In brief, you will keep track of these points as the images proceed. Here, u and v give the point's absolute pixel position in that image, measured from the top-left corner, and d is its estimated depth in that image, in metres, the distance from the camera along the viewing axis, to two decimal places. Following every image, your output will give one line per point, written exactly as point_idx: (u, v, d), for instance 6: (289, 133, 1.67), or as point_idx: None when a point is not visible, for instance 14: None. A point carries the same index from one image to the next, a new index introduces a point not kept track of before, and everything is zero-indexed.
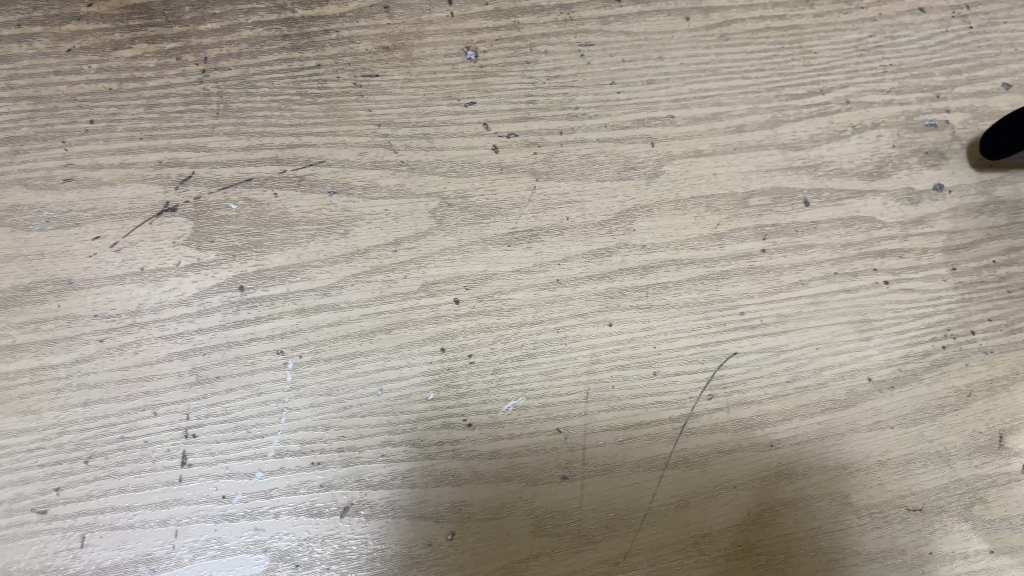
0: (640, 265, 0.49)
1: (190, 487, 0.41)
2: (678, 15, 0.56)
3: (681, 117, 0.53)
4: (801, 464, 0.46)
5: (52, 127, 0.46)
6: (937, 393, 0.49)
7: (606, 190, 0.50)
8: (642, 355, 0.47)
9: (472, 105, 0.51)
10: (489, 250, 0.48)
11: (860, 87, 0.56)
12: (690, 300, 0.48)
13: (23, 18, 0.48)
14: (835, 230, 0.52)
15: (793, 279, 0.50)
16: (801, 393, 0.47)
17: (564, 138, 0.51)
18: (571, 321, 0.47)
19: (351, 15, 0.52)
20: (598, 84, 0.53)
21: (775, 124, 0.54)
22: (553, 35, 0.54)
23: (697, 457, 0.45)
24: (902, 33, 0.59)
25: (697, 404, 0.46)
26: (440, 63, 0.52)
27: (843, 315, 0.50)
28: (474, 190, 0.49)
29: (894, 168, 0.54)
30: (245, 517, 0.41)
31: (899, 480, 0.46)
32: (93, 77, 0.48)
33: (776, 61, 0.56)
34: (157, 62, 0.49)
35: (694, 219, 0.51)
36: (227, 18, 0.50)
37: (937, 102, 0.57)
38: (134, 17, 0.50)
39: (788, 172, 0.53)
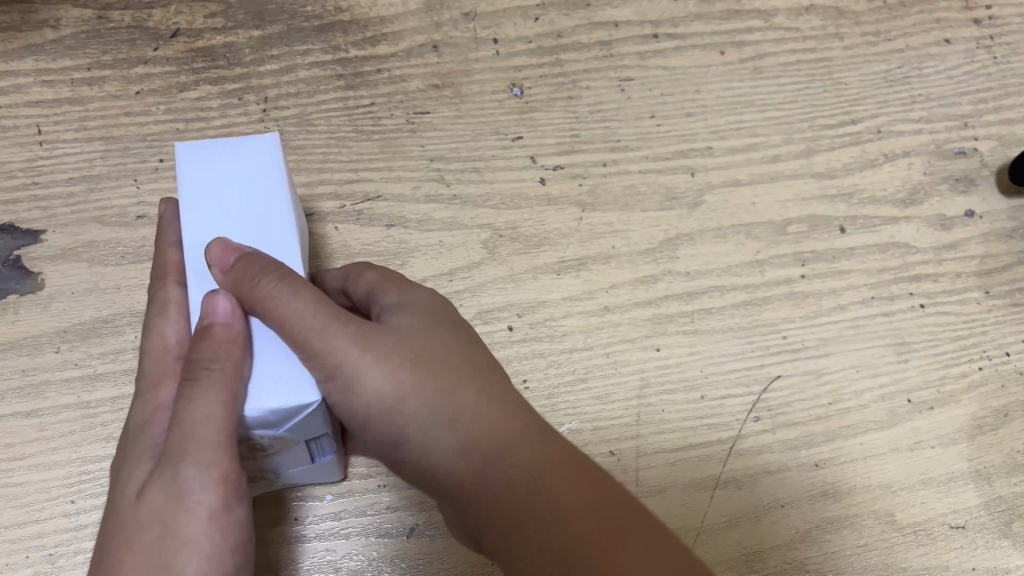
0: (685, 292, 0.51)
1: (264, 509, 0.42)
2: (713, 50, 0.58)
3: (719, 148, 0.55)
4: (845, 483, 0.48)
5: (124, 165, 0.48)
6: (974, 413, 0.50)
7: (649, 220, 0.52)
8: (690, 378, 0.48)
9: (519, 139, 0.53)
10: (541, 279, 0.50)
11: (889, 117, 0.58)
12: (734, 325, 0.50)
13: (93, 62, 0.51)
14: (871, 256, 0.54)
15: (832, 304, 0.52)
16: (844, 415, 0.49)
17: (607, 170, 0.54)
18: (620, 346, 0.49)
19: (401, 55, 0.55)
20: (639, 117, 0.55)
21: (810, 154, 0.56)
22: (594, 71, 0.56)
23: (745, 477, 0.47)
24: (928, 63, 0.61)
25: (743, 426, 0.48)
26: (488, 99, 0.54)
27: (881, 338, 0.51)
28: (523, 221, 0.51)
29: (926, 195, 0.56)
30: (317, 538, 0.42)
31: (940, 498, 0.48)
32: (161, 117, 0.50)
33: (808, 93, 0.58)
34: (221, 102, 0.51)
35: (735, 246, 0.53)
36: (285, 60, 0.53)
37: (964, 130, 0.59)
38: (198, 60, 0.52)
39: (823, 200, 0.55)
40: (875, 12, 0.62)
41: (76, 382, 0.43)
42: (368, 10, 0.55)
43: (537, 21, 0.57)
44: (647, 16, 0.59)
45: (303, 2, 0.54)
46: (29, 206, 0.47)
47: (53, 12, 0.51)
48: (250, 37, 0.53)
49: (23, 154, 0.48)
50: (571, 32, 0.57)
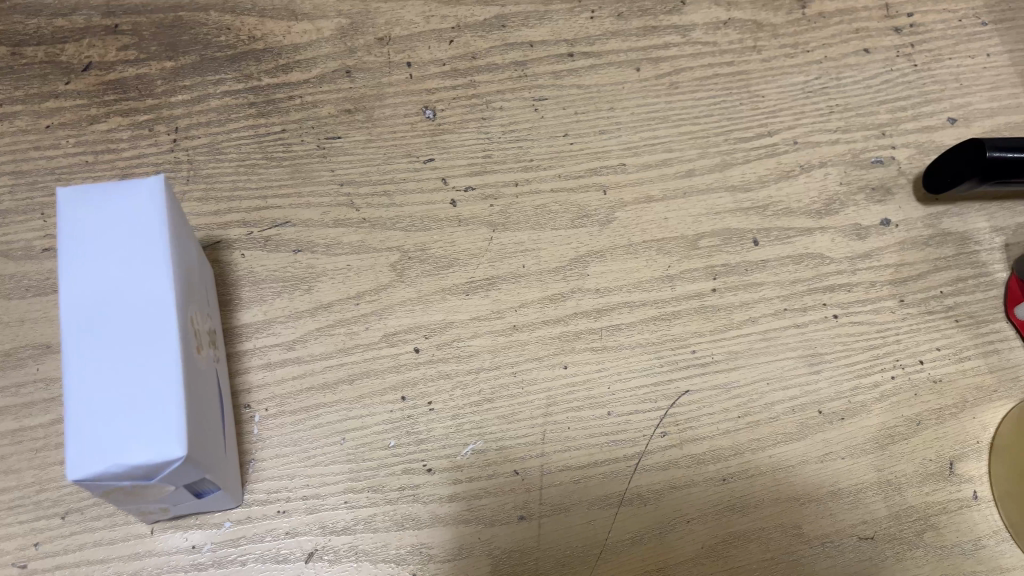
0: (595, 308, 0.51)
1: (162, 538, 0.43)
2: (629, 66, 0.59)
3: (632, 164, 0.56)
4: (753, 497, 0.47)
5: (32, 200, 0.49)
6: (886, 422, 0.50)
7: (560, 238, 0.53)
8: (597, 396, 0.49)
9: (430, 161, 0.54)
10: (449, 299, 0.50)
11: (806, 128, 0.59)
12: (643, 340, 0.50)
13: (5, 98, 0.52)
14: (784, 268, 0.54)
15: (744, 316, 0.52)
16: (753, 428, 0.49)
17: (518, 190, 0.54)
18: (527, 365, 0.49)
19: (314, 81, 0.55)
20: (552, 136, 0.56)
21: (724, 167, 0.57)
22: (508, 91, 0.57)
23: (651, 493, 0.47)
24: (848, 73, 0.61)
25: (650, 442, 0.48)
26: (400, 123, 0.55)
27: (793, 350, 0.51)
28: (433, 243, 0.52)
29: (842, 205, 0.56)
30: (214, 566, 0.42)
31: (850, 509, 0.48)
32: (70, 150, 0.51)
33: (724, 106, 0.59)
34: (132, 133, 0.52)
35: (646, 261, 0.53)
36: (197, 90, 0.54)
37: (882, 139, 0.59)
38: (110, 92, 0.53)
39: (737, 213, 0.55)
40: (794, 24, 0.62)
41: None
42: (282, 38, 0.56)
43: (451, 43, 0.58)
44: (562, 36, 0.59)
45: (217, 33, 0.56)
46: None
47: None
48: (162, 68, 0.54)
49: None
50: (487, 53, 0.58)
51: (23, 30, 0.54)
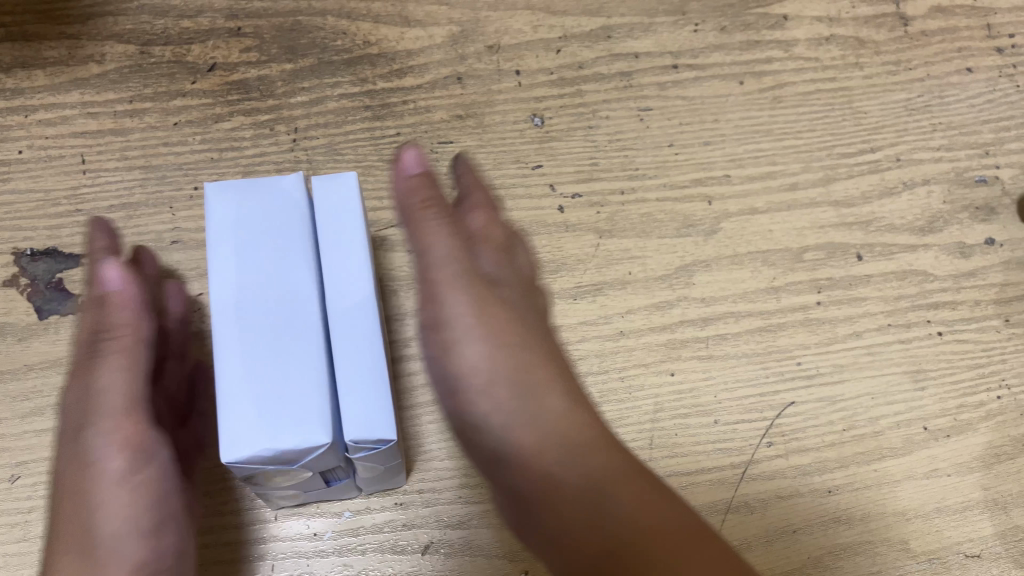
0: (700, 317, 0.52)
1: (286, 525, 0.44)
2: (732, 79, 0.60)
3: (736, 176, 0.56)
4: (858, 510, 0.48)
5: (161, 194, 0.51)
6: (991, 441, 0.50)
7: (666, 246, 0.53)
8: (703, 404, 0.49)
9: (539, 167, 0.55)
10: (557, 303, 0.51)
11: (909, 145, 0.59)
12: (748, 350, 0.51)
13: (135, 95, 0.54)
14: (888, 283, 0.54)
15: (848, 330, 0.52)
16: (858, 441, 0.49)
17: (624, 198, 0.55)
18: (634, 370, 0.50)
19: (427, 86, 0.57)
20: (657, 146, 0.57)
21: (828, 182, 0.57)
22: (614, 101, 0.58)
23: (757, 502, 0.47)
24: (951, 92, 0.61)
25: (756, 451, 0.48)
26: (509, 129, 0.56)
27: (898, 366, 0.52)
28: (541, 248, 0.53)
29: (945, 223, 0.56)
30: (335, 553, 0.44)
31: (955, 527, 0.48)
32: (197, 147, 0.53)
33: (827, 121, 0.59)
34: (253, 132, 0.53)
35: (751, 273, 0.53)
36: (315, 91, 0.55)
37: (985, 158, 0.59)
38: (233, 92, 0.55)
39: (840, 228, 0.55)
40: (897, 41, 0.62)
41: None
42: (396, 44, 0.58)
43: (559, 52, 0.59)
44: (667, 47, 0.60)
45: (334, 37, 0.57)
46: (72, 231, 0.49)
47: (99, 48, 0.55)
48: (283, 70, 0.56)
49: (67, 182, 0.51)
50: (594, 63, 0.59)
51: (150, 30, 0.56)
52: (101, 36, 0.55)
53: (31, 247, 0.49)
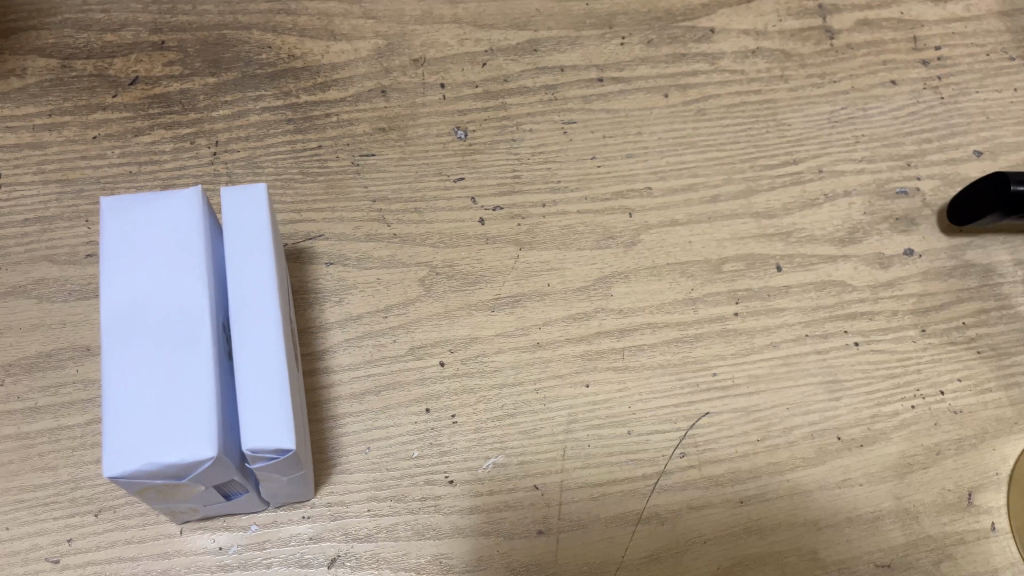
0: (617, 328, 0.52)
1: (190, 539, 0.44)
2: (658, 92, 0.60)
3: (658, 188, 0.57)
4: (769, 520, 0.48)
5: (77, 208, 0.51)
6: (904, 451, 0.50)
7: (585, 258, 0.54)
8: (617, 415, 0.49)
9: (461, 180, 0.55)
10: (474, 315, 0.51)
11: (832, 157, 0.59)
12: (664, 361, 0.51)
13: (54, 108, 0.54)
14: (806, 294, 0.54)
15: (765, 341, 0.53)
16: (771, 451, 0.50)
17: (546, 210, 0.55)
18: (549, 382, 0.50)
19: (350, 99, 0.57)
20: (580, 158, 0.57)
21: (749, 194, 0.57)
22: (539, 114, 0.58)
23: (668, 513, 0.47)
24: (875, 104, 0.62)
25: (669, 461, 0.49)
26: (432, 142, 0.56)
27: (813, 376, 0.52)
28: (460, 259, 0.53)
29: (865, 234, 0.57)
30: (240, 567, 0.44)
31: (866, 536, 0.48)
32: (116, 161, 0.53)
33: (750, 133, 0.60)
34: (174, 146, 0.54)
35: (669, 284, 0.54)
36: (237, 105, 0.55)
37: (907, 170, 0.59)
38: (155, 105, 0.55)
39: (761, 239, 0.56)
40: (822, 54, 0.63)
41: (18, 414, 0.45)
42: (321, 57, 0.58)
43: (484, 66, 0.59)
44: (593, 61, 0.61)
45: (258, 50, 0.57)
46: None
47: (20, 63, 0.55)
48: (205, 84, 0.56)
49: None
50: (519, 77, 0.59)
51: (73, 44, 0.56)
52: (23, 50, 0.55)
53: None
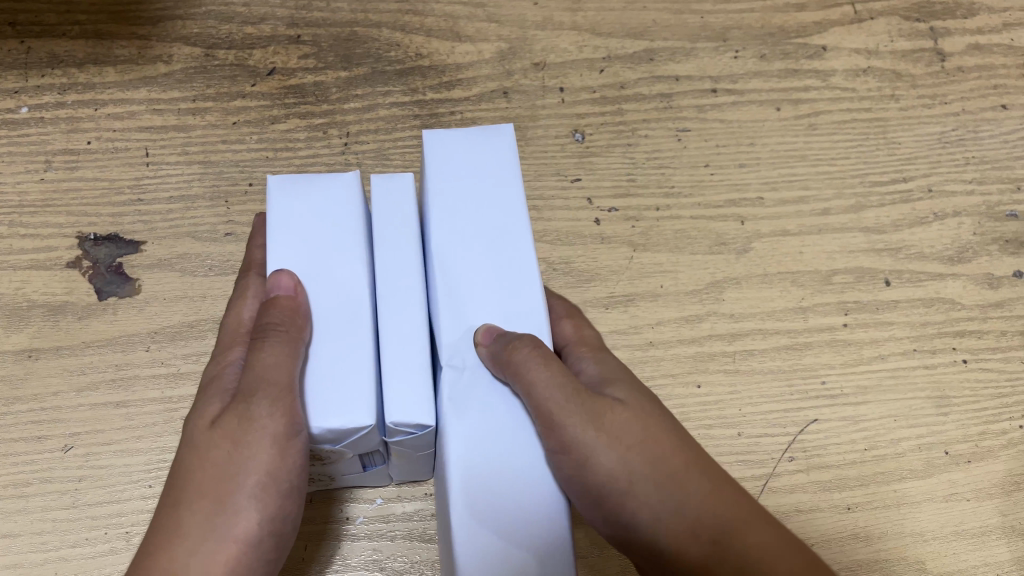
0: (728, 332, 0.53)
1: (319, 507, 0.45)
2: (770, 106, 0.61)
3: (770, 199, 0.58)
4: (877, 528, 0.48)
5: (218, 188, 0.53)
6: (1012, 469, 0.51)
7: (698, 262, 0.55)
8: (728, 416, 0.51)
9: (578, 181, 0.57)
10: (589, 311, 0.53)
11: (942, 176, 0.60)
12: (774, 367, 0.52)
13: (198, 94, 0.56)
14: (915, 309, 0.55)
15: (873, 353, 0.53)
16: (879, 461, 0.50)
17: (660, 214, 0.56)
18: (662, 380, 0.51)
19: (474, 99, 0.59)
20: (694, 166, 0.58)
21: (859, 209, 0.58)
22: (653, 121, 0.60)
23: (777, 514, 0.48)
24: (985, 127, 0.62)
25: (777, 464, 0.50)
26: (551, 144, 0.58)
27: (922, 390, 0.53)
28: (577, 257, 0.55)
29: (974, 254, 0.57)
30: (366, 538, 0.45)
31: (973, 550, 0.48)
32: (253, 146, 0.55)
33: (861, 150, 0.60)
34: (307, 134, 0.56)
35: (780, 292, 0.55)
36: (367, 99, 0.58)
37: (1017, 193, 0.60)
38: (290, 95, 0.57)
39: (870, 253, 0.57)
40: (933, 75, 0.64)
41: (162, 379, 0.48)
42: (446, 57, 0.60)
43: (602, 72, 0.61)
44: (707, 72, 0.62)
45: (388, 48, 0.60)
46: (133, 219, 0.52)
47: (166, 49, 0.58)
48: (338, 77, 0.58)
49: (131, 173, 0.54)
50: (635, 84, 0.61)
51: (216, 34, 0.59)
52: (170, 38, 0.58)
53: (94, 232, 0.52)
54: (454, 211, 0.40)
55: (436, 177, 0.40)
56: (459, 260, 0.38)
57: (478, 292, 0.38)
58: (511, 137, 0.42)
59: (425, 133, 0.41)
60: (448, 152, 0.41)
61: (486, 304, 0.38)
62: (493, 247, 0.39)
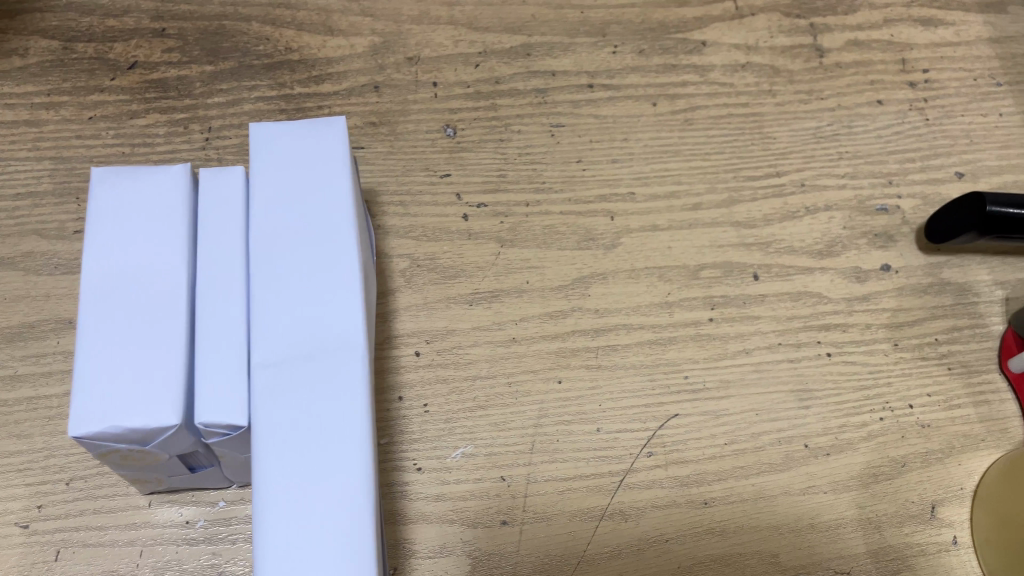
0: (592, 328, 0.53)
1: (158, 511, 0.44)
2: (646, 101, 0.61)
3: (641, 194, 0.57)
4: (733, 522, 0.48)
5: (68, 184, 0.52)
6: (870, 461, 0.51)
7: (565, 258, 0.55)
8: (587, 412, 0.50)
9: (447, 176, 0.56)
10: (452, 308, 0.52)
11: (815, 171, 0.60)
12: (637, 362, 0.52)
13: (53, 88, 0.55)
14: (782, 303, 0.55)
15: (738, 347, 0.53)
16: (738, 455, 0.50)
17: (529, 209, 0.56)
18: (522, 376, 0.51)
19: (344, 93, 0.58)
20: (566, 161, 0.58)
21: (731, 204, 0.58)
22: (527, 116, 0.59)
23: (633, 510, 0.48)
24: (860, 122, 0.63)
25: (635, 460, 0.49)
26: (421, 138, 0.57)
27: (784, 384, 0.53)
28: (441, 253, 0.54)
29: (843, 248, 0.58)
30: (205, 542, 0.44)
31: (828, 543, 0.49)
32: (109, 141, 0.54)
33: (735, 145, 0.60)
34: (167, 130, 0.55)
35: (646, 287, 0.54)
36: (232, 93, 0.57)
37: (889, 187, 0.60)
38: (151, 90, 0.56)
39: (740, 248, 0.57)
40: (811, 71, 0.64)
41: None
42: (317, 51, 0.59)
43: (477, 67, 0.60)
44: (584, 67, 0.62)
45: (256, 42, 0.59)
46: None
47: (23, 42, 0.56)
48: (202, 71, 0.57)
49: None
50: (510, 79, 0.60)
51: (76, 27, 0.57)
52: (27, 31, 0.56)
53: None
54: (280, 204, 0.40)
55: (261, 168, 0.41)
56: (283, 255, 0.39)
57: (298, 283, 0.39)
58: (343, 129, 0.42)
59: (253, 127, 0.41)
60: (278, 146, 0.41)
61: (305, 295, 0.39)
62: (317, 242, 0.40)
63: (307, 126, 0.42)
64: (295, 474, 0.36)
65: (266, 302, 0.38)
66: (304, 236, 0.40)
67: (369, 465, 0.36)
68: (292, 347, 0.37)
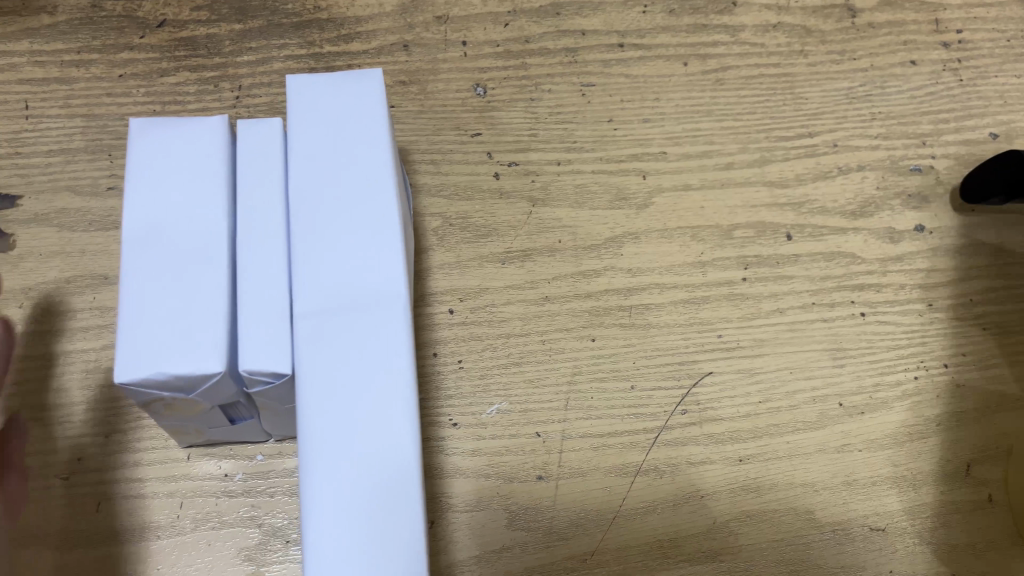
0: (626, 287, 0.52)
1: (197, 464, 0.45)
2: (677, 61, 0.60)
3: (673, 153, 0.57)
4: (768, 480, 0.48)
5: (100, 142, 0.52)
6: (904, 421, 0.51)
7: (597, 217, 0.54)
8: (621, 369, 0.50)
9: (478, 135, 0.56)
10: (485, 266, 0.52)
11: (848, 132, 0.60)
12: (671, 321, 0.52)
13: (83, 46, 0.55)
14: (815, 264, 0.55)
15: (771, 306, 0.53)
16: (773, 413, 0.50)
17: (561, 169, 0.56)
18: (556, 334, 0.51)
19: (373, 52, 0.58)
20: (597, 121, 0.58)
21: (763, 164, 0.58)
22: (557, 75, 0.59)
23: (667, 466, 0.48)
24: (893, 83, 0.62)
25: (669, 417, 0.49)
26: (451, 97, 0.57)
27: (818, 343, 0.52)
28: (474, 212, 0.54)
29: (877, 209, 0.57)
30: (244, 494, 0.44)
31: (862, 501, 0.49)
32: (140, 99, 0.54)
33: (767, 106, 0.60)
34: (197, 88, 0.54)
35: (679, 246, 0.54)
36: (261, 51, 0.56)
37: (922, 148, 0.60)
38: (181, 48, 0.56)
39: (773, 208, 0.56)
40: (843, 31, 0.63)
41: (34, 336, 0.46)
42: (345, 10, 0.59)
43: (506, 26, 0.60)
44: (614, 27, 0.61)
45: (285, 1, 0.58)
46: (10, 172, 0.50)
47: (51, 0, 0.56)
48: (231, 30, 0.56)
49: (9, 126, 0.52)
50: (540, 38, 0.60)
51: None
52: None
53: None
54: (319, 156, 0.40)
55: (299, 120, 0.40)
56: (322, 207, 0.39)
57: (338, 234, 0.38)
58: (379, 82, 0.42)
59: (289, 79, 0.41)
60: (315, 99, 0.41)
61: (345, 247, 0.38)
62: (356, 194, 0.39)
63: (343, 78, 0.41)
64: (339, 425, 0.36)
65: (307, 252, 0.38)
66: (342, 187, 0.39)
67: (413, 418, 0.36)
68: (333, 297, 0.37)
